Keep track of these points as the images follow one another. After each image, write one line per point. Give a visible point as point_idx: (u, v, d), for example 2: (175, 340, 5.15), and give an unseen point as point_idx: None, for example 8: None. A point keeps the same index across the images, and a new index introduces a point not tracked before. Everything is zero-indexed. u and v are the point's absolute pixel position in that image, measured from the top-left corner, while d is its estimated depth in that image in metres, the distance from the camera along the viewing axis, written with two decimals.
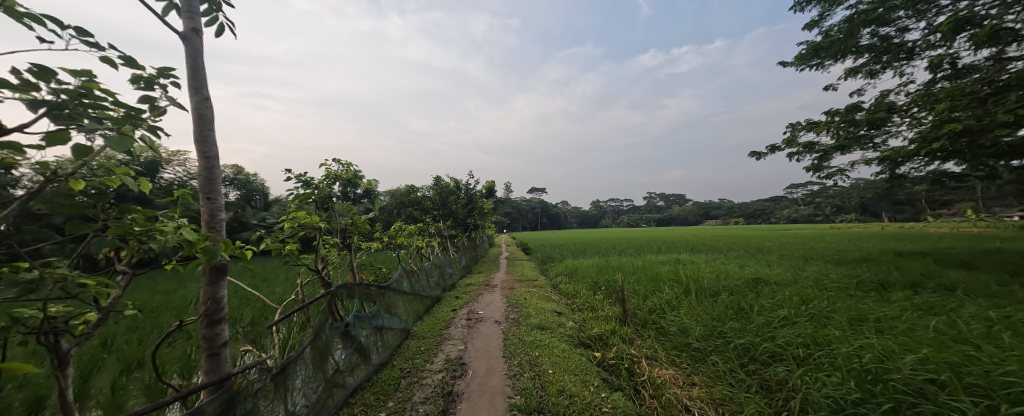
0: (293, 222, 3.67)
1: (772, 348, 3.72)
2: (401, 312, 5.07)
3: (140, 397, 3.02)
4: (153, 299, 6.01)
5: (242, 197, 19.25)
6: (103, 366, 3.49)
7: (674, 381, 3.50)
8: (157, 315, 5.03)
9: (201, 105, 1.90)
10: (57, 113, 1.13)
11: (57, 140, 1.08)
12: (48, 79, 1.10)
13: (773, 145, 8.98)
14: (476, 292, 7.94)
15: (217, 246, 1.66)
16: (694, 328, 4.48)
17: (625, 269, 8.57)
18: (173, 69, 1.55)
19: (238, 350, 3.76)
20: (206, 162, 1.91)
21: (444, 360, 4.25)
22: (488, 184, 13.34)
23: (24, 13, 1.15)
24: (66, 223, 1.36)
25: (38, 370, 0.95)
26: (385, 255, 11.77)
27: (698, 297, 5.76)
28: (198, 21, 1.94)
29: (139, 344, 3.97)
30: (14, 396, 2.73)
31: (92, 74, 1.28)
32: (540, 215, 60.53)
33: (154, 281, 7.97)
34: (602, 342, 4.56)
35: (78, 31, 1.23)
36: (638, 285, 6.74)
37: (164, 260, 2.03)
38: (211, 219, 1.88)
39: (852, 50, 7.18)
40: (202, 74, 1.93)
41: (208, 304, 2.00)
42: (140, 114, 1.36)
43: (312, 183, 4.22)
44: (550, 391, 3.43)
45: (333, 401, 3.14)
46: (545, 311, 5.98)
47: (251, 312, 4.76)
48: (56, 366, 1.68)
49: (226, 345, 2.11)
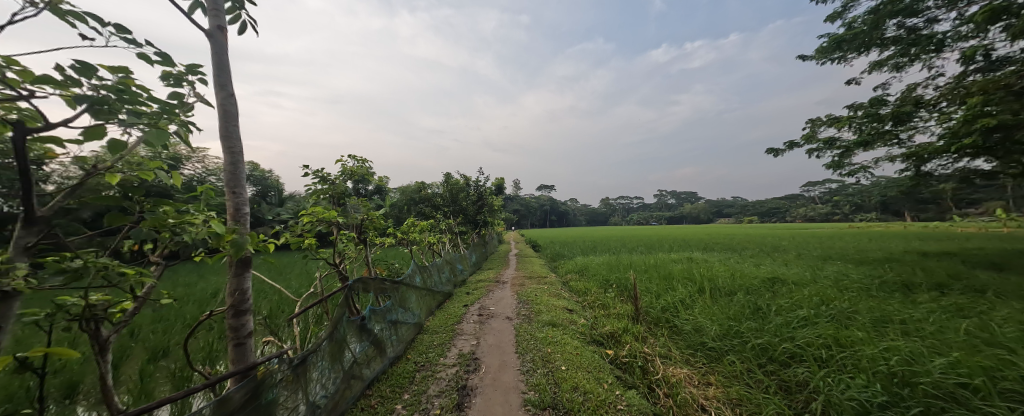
0: (311, 216, 3.73)
1: (792, 349, 3.62)
2: (414, 307, 5.12)
3: (167, 385, 3.14)
4: (176, 290, 6.22)
5: (259, 193, 19.79)
6: (131, 354, 3.63)
7: (689, 380, 3.46)
8: (179, 306, 5.19)
9: (226, 101, 1.96)
10: (98, 109, 1.17)
11: (96, 136, 1.12)
12: (90, 75, 1.14)
13: (792, 141, 8.72)
14: (486, 288, 7.96)
15: (244, 239, 1.73)
16: (708, 326, 4.41)
17: (637, 266, 8.49)
18: (201, 66, 1.59)
19: (257, 341, 3.85)
20: (231, 157, 1.97)
21: (457, 355, 4.28)
22: (497, 181, 13.29)
23: (70, 11, 1.19)
24: (104, 214, 1.41)
25: (76, 356, 1.06)
26: (396, 251, 11.91)
27: (714, 297, 5.64)
28: (223, 19, 1.99)
29: (165, 333, 4.12)
30: (51, 381, 2.86)
31: (128, 70, 1.32)
32: (548, 213, 60.28)
33: (176, 274, 8.25)
34: (614, 340, 4.54)
35: (118, 28, 1.27)
36: (649, 283, 6.65)
37: (191, 252, 2.09)
38: (236, 213, 1.93)
39: (876, 42, 6.90)
40: (226, 71, 1.99)
41: (234, 295, 2.06)
42: (173, 110, 1.40)
43: (329, 178, 4.29)
44: (563, 388, 3.44)
45: (351, 393, 3.21)
46: (556, 308, 5.98)
47: (269, 304, 4.88)
48: (97, 352, 1.76)
49: (251, 335, 2.18)
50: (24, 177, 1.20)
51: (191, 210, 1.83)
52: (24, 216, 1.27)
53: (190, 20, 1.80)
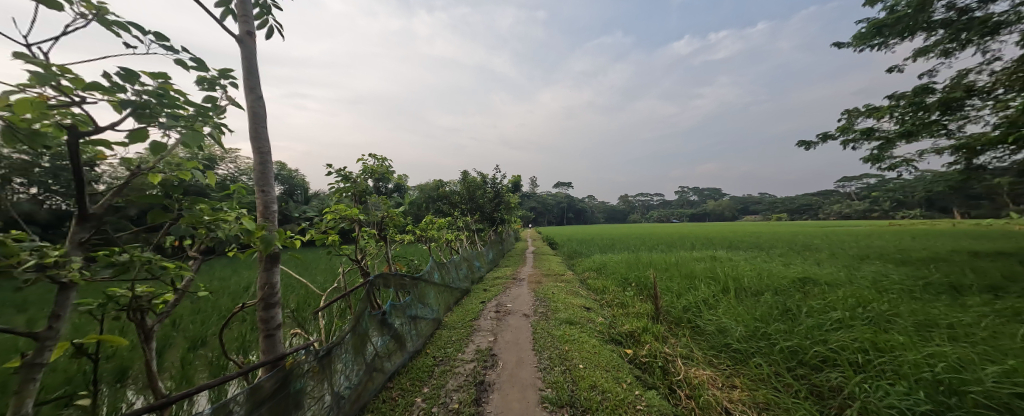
0: (334, 213, 3.86)
1: (824, 352, 3.44)
2: (433, 303, 5.21)
3: (205, 372, 3.35)
4: (212, 283, 6.60)
5: (286, 191, 20.61)
6: (173, 343, 3.89)
7: (712, 382, 3.36)
8: (215, 298, 5.49)
9: (255, 103, 2.05)
10: (141, 113, 1.24)
11: (141, 138, 1.20)
12: (134, 81, 1.23)
13: (826, 134, 8.24)
14: (503, 285, 8.00)
15: (273, 235, 1.82)
16: (733, 327, 4.26)
17: (657, 265, 8.30)
18: (232, 70, 1.67)
19: (286, 333, 4.04)
20: (261, 157, 2.07)
21: (475, 351, 4.33)
22: (514, 178, 13.30)
23: (115, 21, 1.27)
24: (148, 212, 1.51)
25: (124, 343, 1.18)
26: (415, 248, 12.15)
27: (739, 297, 5.43)
28: (251, 24, 2.08)
29: (202, 324, 4.38)
30: (105, 366, 3.11)
31: (167, 76, 1.40)
32: (565, 210, 59.81)
33: (212, 268, 8.73)
34: (634, 339, 4.46)
35: (157, 36, 1.35)
36: (670, 282, 6.48)
37: (225, 247, 2.22)
38: (266, 210, 2.03)
39: (922, 26, 6.40)
40: (255, 74, 2.08)
41: (264, 289, 2.16)
42: (207, 113, 1.47)
43: (351, 177, 4.42)
44: (581, 386, 3.42)
45: (373, 385, 3.32)
46: (574, 306, 5.93)
47: (296, 298, 5.10)
48: (143, 339, 1.90)
49: (280, 327, 2.28)
50: (77, 178, 1.30)
51: (225, 208, 1.93)
52: (78, 214, 1.38)
53: (223, 26, 1.90)
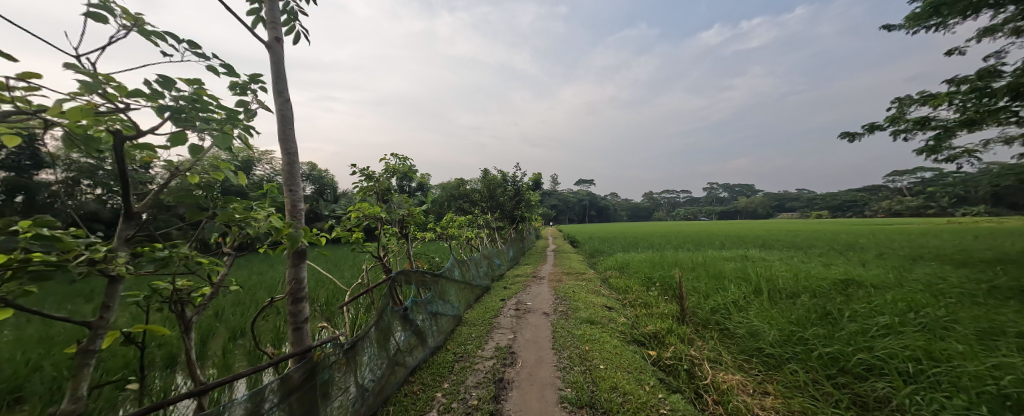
0: (358, 211, 3.99)
1: (869, 360, 3.19)
2: (453, 299, 5.28)
3: (243, 360, 3.57)
4: (250, 278, 7.02)
5: (316, 191, 21.55)
6: (216, 332, 4.17)
7: (743, 388, 3.21)
8: (252, 291, 5.84)
9: (283, 106, 2.15)
10: (177, 117, 1.32)
11: (179, 141, 1.28)
12: (170, 87, 1.31)
13: (874, 124, 7.61)
14: (523, 283, 7.98)
15: (299, 233, 1.90)
16: (766, 330, 4.03)
17: (683, 264, 8.00)
18: (261, 75, 1.75)
19: (316, 326, 4.23)
20: (288, 158, 2.16)
21: (495, 348, 4.35)
22: (534, 176, 13.24)
23: (153, 31, 1.36)
24: (186, 211, 1.62)
25: (170, 332, 1.26)
26: (437, 245, 12.37)
27: (772, 299, 5.13)
28: (279, 30, 2.17)
29: (241, 316, 4.67)
30: (157, 352, 3.38)
31: (201, 82, 1.49)
32: (588, 208, 58.96)
33: (250, 263, 9.28)
34: (657, 341, 4.33)
35: (191, 45, 1.44)
36: (697, 283, 6.23)
37: (257, 244, 2.34)
38: (293, 208, 2.13)
39: (989, 3, 5.75)
40: (283, 78, 2.17)
41: (292, 284, 2.27)
42: (238, 116, 1.55)
43: (374, 176, 4.55)
44: (601, 387, 3.36)
45: (395, 378, 3.40)
46: (595, 305, 5.83)
47: (325, 292, 5.33)
48: (184, 329, 2.04)
49: (307, 321, 2.39)
50: (123, 179, 1.40)
51: (256, 206, 2.04)
52: (125, 212, 1.50)
53: (253, 33, 1.99)
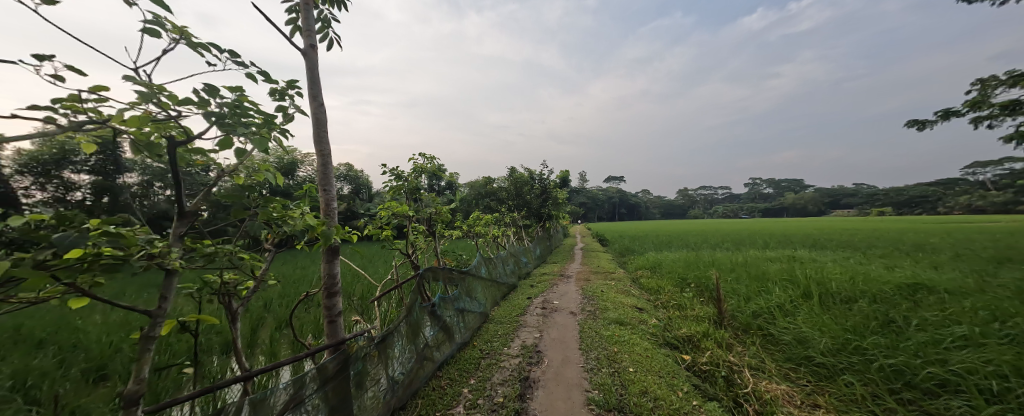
0: (387, 210, 4.12)
1: (942, 375, 2.82)
2: (480, 297, 5.33)
3: (287, 349, 3.82)
4: (294, 272, 7.52)
5: (352, 190, 22.68)
6: (264, 322, 4.51)
7: (788, 399, 2.97)
8: (295, 285, 6.25)
9: (318, 111, 2.25)
10: (223, 122, 1.42)
11: (226, 145, 1.36)
12: (215, 95, 1.40)
13: (949, 110, 6.72)
14: (550, 281, 7.91)
15: (331, 231, 1.99)
16: (816, 337, 3.68)
17: (721, 264, 7.55)
18: (296, 81, 1.84)
19: (350, 319, 4.44)
20: (322, 159, 2.27)
21: (521, 346, 4.34)
22: (562, 174, 13.07)
23: (200, 43, 1.46)
24: (231, 210, 1.73)
25: (217, 322, 1.40)
26: (465, 243, 12.57)
27: (823, 304, 4.69)
28: (314, 38, 2.27)
29: (285, 307, 5.01)
30: (214, 338, 3.71)
31: (243, 89, 1.58)
32: (618, 205, 57.43)
33: (294, 258, 9.95)
34: (692, 345, 4.11)
35: (231, 54, 1.53)
36: (737, 284, 5.84)
37: (295, 241, 2.48)
38: (327, 207, 2.23)
39: None
40: (317, 83, 2.28)
41: (327, 279, 2.38)
42: (275, 120, 1.64)
43: (403, 176, 4.68)
44: (630, 390, 3.24)
45: (424, 372, 3.49)
46: (624, 305, 5.65)
47: (360, 287, 5.58)
48: (230, 319, 2.20)
49: (341, 314, 2.50)
50: (177, 181, 1.52)
51: (294, 205, 2.16)
52: (179, 211, 1.63)
53: (290, 43, 2.10)
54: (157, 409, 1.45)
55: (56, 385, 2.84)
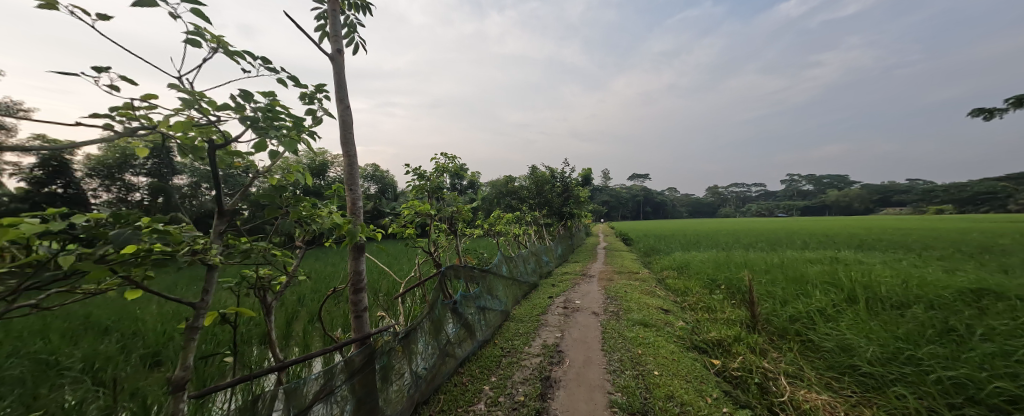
0: (411, 209, 4.22)
1: (1013, 391, 2.53)
2: (501, 295, 5.36)
3: (318, 342, 4.01)
4: (325, 269, 7.89)
5: (379, 190, 23.45)
6: (297, 315, 4.75)
7: (830, 410, 2.78)
8: (326, 281, 6.54)
9: (344, 113, 2.33)
10: (257, 126, 1.49)
11: (261, 148, 1.44)
12: (250, 100, 1.48)
13: (1023, 96, 6.02)
14: (572, 281, 7.82)
15: (356, 229, 2.06)
16: (862, 345, 3.41)
17: (755, 266, 7.17)
18: (324, 85, 1.91)
19: (376, 314, 4.59)
20: (348, 159, 2.35)
21: (542, 346, 4.31)
22: (584, 172, 12.88)
23: (235, 51, 1.55)
24: (265, 209, 1.82)
25: (253, 315, 1.49)
26: (487, 242, 12.68)
27: (871, 309, 4.34)
28: (340, 42, 2.35)
29: (317, 301, 5.26)
30: (252, 329, 3.96)
31: (275, 94, 1.66)
32: (643, 204, 55.89)
33: (325, 255, 10.43)
34: (722, 349, 3.93)
35: (265, 60, 1.60)
36: (772, 287, 5.52)
37: (324, 239, 2.59)
38: (353, 206, 2.31)
39: None
40: (343, 86, 2.36)
41: (353, 275, 2.47)
42: (305, 123, 1.71)
43: (426, 175, 4.77)
44: (655, 394, 3.14)
45: (446, 368, 3.55)
46: (649, 307, 5.49)
47: (385, 283, 5.76)
48: (265, 312, 2.33)
49: (367, 310, 2.58)
50: (217, 182, 1.62)
51: (323, 204, 2.25)
52: (218, 210, 1.74)
53: (318, 48, 2.19)
54: (201, 395, 1.55)
55: (118, 369, 3.13)
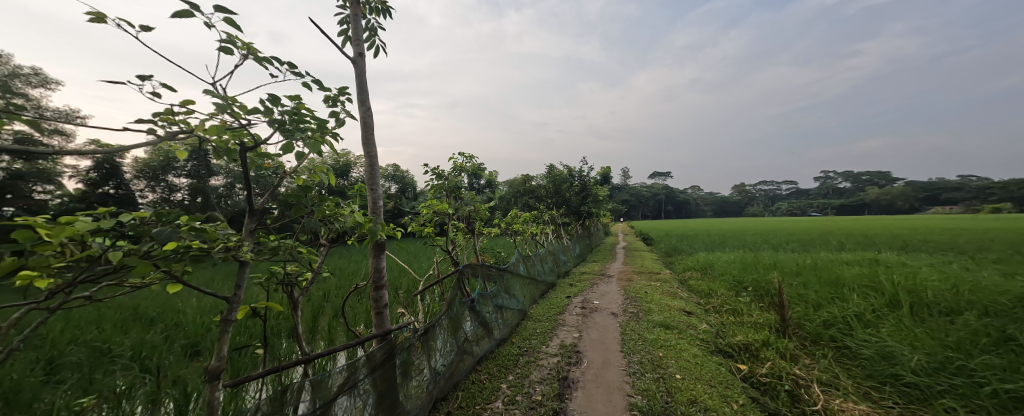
0: (429, 208, 4.29)
1: None
2: (519, 294, 5.36)
3: (342, 336, 4.15)
4: (348, 266, 8.15)
5: (399, 189, 23.97)
6: (322, 310, 4.94)
7: None
8: (349, 278, 6.77)
9: (365, 115, 2.40)
10: (285, 129, 1.56)
11: (288, 150, 1.50)
12: (278, 103, 1.55)
13: None
14: (591, 281, 7.72)
15: (377, 228, 2.11)
16: (905, 353, 3.18)
17: (785, 267, 6.83)
18: (346, 88, 1.97)
19: (397, 311, 4.70)
20: (369, 160, 2.42)
21: (560, 346, 4.29)
22: (603, 170, 12.67)
23: (264, 57, 1.62)
24: (291, 208, 1.90)
25: (281, 309, 1.56)
26: (504, 241, 12.72)
27: (915, 315, 4.04)
28: (362, 46, 2.42)
29: (341, 297, 5.45)
30: (281, 323, 4.15)
31: (301, 98, 1.73)
32: (664, 203, 54.41)
33: (349, 253, 10.78)
34: (749, 353, 3.77)
35: (291, 65, 1.67)
36: (804, 290, 5.24)
37: (346, 237, 2.68)
38: (374, 205, 2.37)
39: None
40: (365, 89, 2.42)
41: (374, 273, 2.53)
42: (328, 125, 1.77)
43: (444, 175, 4.83)
44: (677, 399, 3.05)
45: (464, 366, 3.59)
46: (671, 308, 5.34)
47: (405, 281, 5.90)
48: (292, 307, 2.43)
49: (387, 306, 2.64)
50: (248, 182, 1.70)
51: (345, 204, 2.33)
52: (249, 209, 1.83)
53: (341, 52, 2.26)
54: (235, 384, 1.64)
55: (162, 357, 3.36)
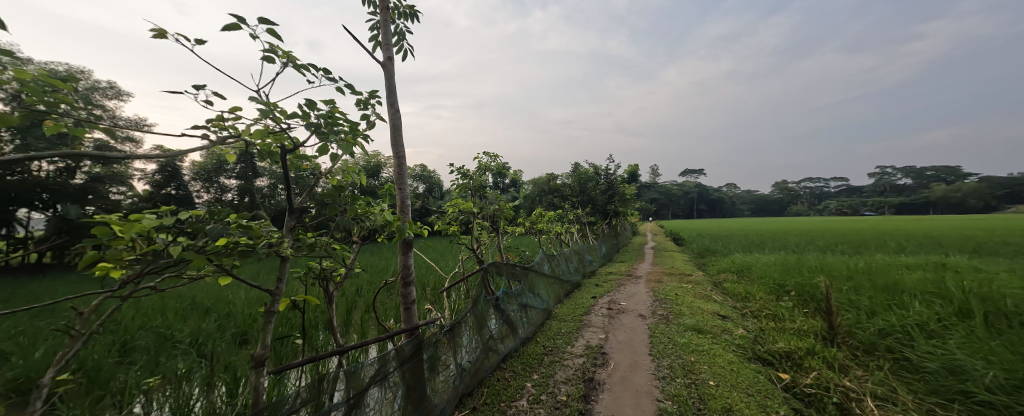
0: (455, 207, 4.36)
1: None
2: (543, 293, 5.35)
3: (374, 330, 4.33)
4: (379, 263, 8.49)
5: (426, 189, 24.61)
6: (356, 304, 5.18)
7: None
8: (380, 274, 7.05)
9: (394, 117, 2.49)
10: (321, 131, 1.65)
11: (324, 151, 1.59)
12: (314, 108, 1.64)
13: None
14: (618, 281, 7.54)
15: (405, 225, 2.18)
16: (977, 368, 2.84)
17: (832, 271, 6.32)
18: (376, 91, 2.05)
19: (425, 307, 4.84)
20: (398, 160, 2.50)
21: (585, 346, 4.23)
22: (630, 168, 12.32)
23: (302, 65, 1.72)
24: (326, 206, 2.01)
25: (317, 301, 1.66)
26: (529, 240, 12.70)
27: (990, 327, 3.60)
28: (391, 50, 2.51)
29: (372, 293, 5.68)
30: (319, 316, 4.40)
31: (335, 102, 1.82)
32: (697, 201, 52.05)
33: (380, 250, 11.22)
34: (791, 362, 3.54)
35: (326, 71, 1.76)
36: (854, 295, 4.82)
37: (377, 235, 2.79)
38: (402, 204, 2.46)
39: None
40: (393, 92, 2.51)
41: (402, 269, 2.62)
42: (360, 127, 1.85)
43: (469, 174, 4.90)
44: (711, 406, 2.92)
45: (489, 363, 3.63)
46: (704, 312, 5.11)
47: (433, 278, 6.05)
48: (328, 300, 2.57)
49: (415, 302, 2.73)
50: (288, 182, 1.82)
51: (375, 203, 2.42)
52: (288, 207, 1.96)
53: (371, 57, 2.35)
54: (278, 371, 1.76)
55: (216, 344, 3.67)
